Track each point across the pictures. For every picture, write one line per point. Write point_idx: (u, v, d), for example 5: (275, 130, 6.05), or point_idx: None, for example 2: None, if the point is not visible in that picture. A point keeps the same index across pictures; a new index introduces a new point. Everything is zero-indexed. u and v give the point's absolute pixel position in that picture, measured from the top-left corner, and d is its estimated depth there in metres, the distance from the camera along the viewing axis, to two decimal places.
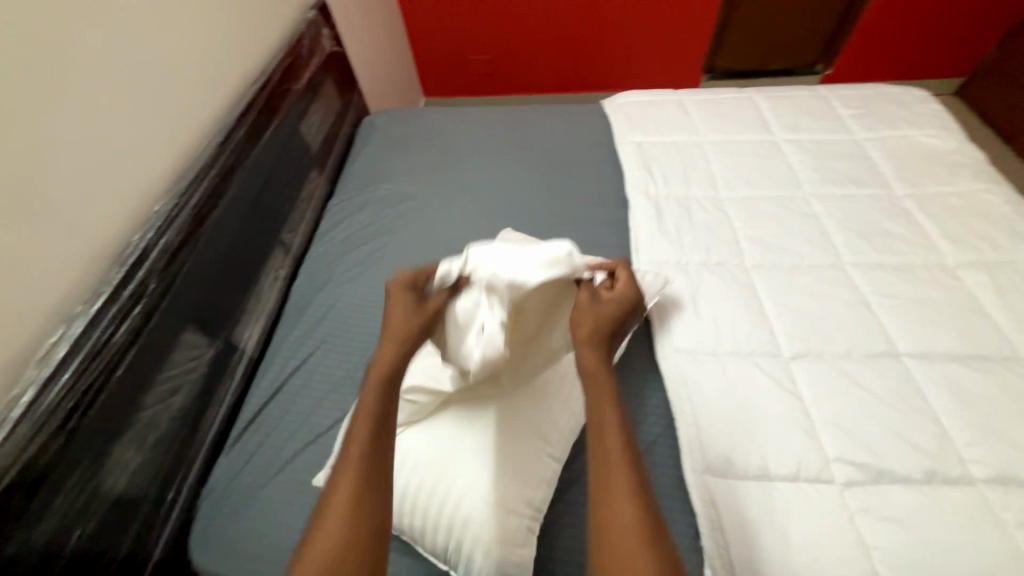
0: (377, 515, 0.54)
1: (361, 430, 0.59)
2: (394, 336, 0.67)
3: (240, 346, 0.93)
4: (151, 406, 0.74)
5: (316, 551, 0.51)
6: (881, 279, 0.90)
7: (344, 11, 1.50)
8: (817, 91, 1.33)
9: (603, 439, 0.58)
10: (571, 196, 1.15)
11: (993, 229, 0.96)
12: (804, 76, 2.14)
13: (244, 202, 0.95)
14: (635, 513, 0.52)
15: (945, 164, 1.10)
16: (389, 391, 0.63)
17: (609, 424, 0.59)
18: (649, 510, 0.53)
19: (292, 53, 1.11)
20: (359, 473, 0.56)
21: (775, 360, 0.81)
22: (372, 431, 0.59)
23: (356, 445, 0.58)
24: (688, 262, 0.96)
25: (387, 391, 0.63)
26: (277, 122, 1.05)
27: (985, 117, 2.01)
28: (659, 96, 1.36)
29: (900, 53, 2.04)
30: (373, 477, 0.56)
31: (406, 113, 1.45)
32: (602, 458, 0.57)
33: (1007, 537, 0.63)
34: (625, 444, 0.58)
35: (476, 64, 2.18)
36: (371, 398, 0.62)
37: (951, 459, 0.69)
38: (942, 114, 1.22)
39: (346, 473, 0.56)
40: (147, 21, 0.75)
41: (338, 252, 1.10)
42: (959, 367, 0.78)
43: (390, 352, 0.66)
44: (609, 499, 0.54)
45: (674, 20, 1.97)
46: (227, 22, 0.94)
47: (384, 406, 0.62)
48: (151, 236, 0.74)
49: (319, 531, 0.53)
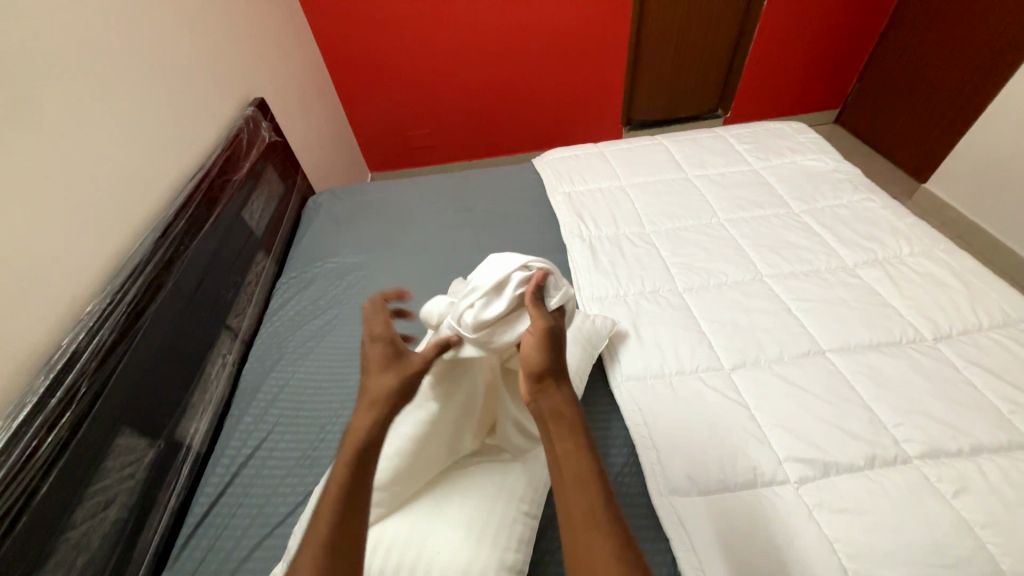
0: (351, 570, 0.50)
1: (339, 475, 0.54)
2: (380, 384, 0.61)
3: (185, 442, 0.88)
4: (81, 521, 0.68)
5: None
6: (795, 286, 1.00)
7: (283, 105, 1.60)
8: (715, 132, 1.52)
9: (568, 475, 0.54)
10: (513, 247, 1.23)
11: (878, 230, 1.10)
12: (708, 120, 2.46)
13: (185, 292, 0.94)
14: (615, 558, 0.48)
15: (829, 181, 1.27)
16: (375, 438, 0.57)
17: (575, 455, 0.55)
18: (630, 551, 0.48)
19: (231, 147, 1.16)
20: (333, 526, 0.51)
21: (718, 373, 0.86)
22: (348, 482, 0.54)
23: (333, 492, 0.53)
24: (626, 294, 1.03)
25: (371, 440, 0.57)
26: (217, 212, 1.07)
27: (863, 138, 2.34)
28: (581, 149, 1.50)
29: (782, 94, 2.38)
30: (345, 528, 0.51)
31: (350, 189, 1.52)
32: (566, 497, 0.53)
33: (949, 508, 0.67)
34: (597, 478, 0.54)
35: (416, 138, 2.34)
36: (358, 434, 0.57)
37: (886, 441, 0.74)
38: (818, 141, 1.42)
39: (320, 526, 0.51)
40: (78, 132, 0.79)
41: (288, 330, 1.09)
42: (874, 356, 0.86)
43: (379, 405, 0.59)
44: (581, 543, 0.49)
45: (588, 85, 2.23)
46: (161, 126, 0.99)
47: (368, 450, 0.56)
48: (83, 337, 0.72)
49: None
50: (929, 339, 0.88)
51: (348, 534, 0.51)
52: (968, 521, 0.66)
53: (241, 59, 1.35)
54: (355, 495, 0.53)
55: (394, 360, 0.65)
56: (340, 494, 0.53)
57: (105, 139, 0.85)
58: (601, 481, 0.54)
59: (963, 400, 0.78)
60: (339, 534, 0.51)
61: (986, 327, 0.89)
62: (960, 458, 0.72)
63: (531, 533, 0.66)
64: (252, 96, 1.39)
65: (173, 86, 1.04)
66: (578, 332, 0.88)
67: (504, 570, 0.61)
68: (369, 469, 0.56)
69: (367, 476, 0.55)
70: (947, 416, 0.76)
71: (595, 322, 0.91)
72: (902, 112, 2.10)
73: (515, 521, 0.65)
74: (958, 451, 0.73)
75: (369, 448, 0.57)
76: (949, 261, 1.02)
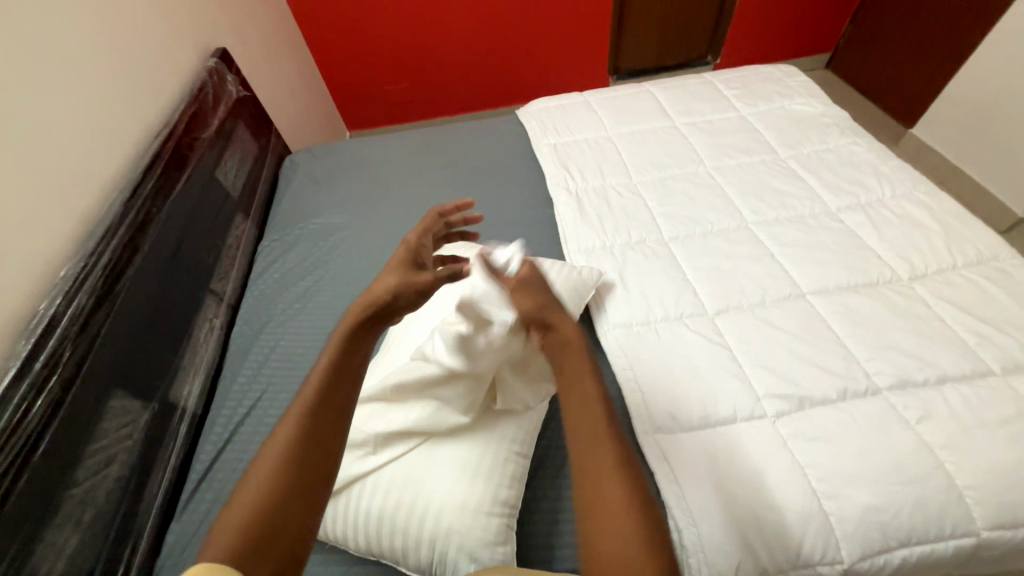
0: (321, 483, 0.50)
1: (308, 393, 0.54)
2: (373, 293, 0.62)
3: (180, 403, 0.89)
4: (84, 480, 0.70)
5: (229, 526, 0.46)
6: (779, 231, 1.01)
7: (249, 56, 1.50)
8: (703, 77, 1.47)
9: (580, 421, 0.55)
10: (499, 203, 1.21)
11: (862, 174, 1.10)
12: (697, 67, 2.37)
13: (164, 255, 0.92)
14: (628, 497, 0.50)
15: (816, 126, 1.25)
16: (345, 360, 0.57)
17: (590, 400, 0.56)
18: (641, 491, 0.50)
19: (197, 102, 1.10)
20: (299, 439, 0.51)
21: (702, 319, 0.89)
22: (318, 400, 0.53)
23: (300, 409, 0.52)
24: (613, 245, 1.03)
25: (342, 363, 0.57)
26: (189, 172, 1.03)
27: (853, 83, 2.29)
28: (566, 99, 1.45)
29: (773, 37, 2.29)
30: (314, 444, 0.51)
31: (328, 147, 1.46)
32: (582, 440, 0.54)
33: (912, 432, 0.72)
34: (610, 425, 0.54)
35: (394, 93, 2.23)
36: (331, 356, 0.57)
37: (858, 375, 0.78)
38: (807, 84, 1.38)
39: (282, 437, 0.51)
40: (31, 83, 0.73)
41: (275, 293, 1.08)
42: (852, 296, 0.88)
43: (352, 326, 0.59)
44: (599, 485, 0.51)
45: (572, 30, 2.11)
46: (120, 79, 0.93)
47: (340, 372, 0.56)
48: (60, 302, 0.71)
49: (238, 502, 0.47)
50: (905, 280, 0.91)
51: (317, 450, 0.51)
52: (930, 444, 0.71)
53: (199, 4, 1.25)
54: (326, 415, 0.53)
55: (408, 274, 0.65)
56: (307, 413, 0.52)
57: (61, 90, 0.79)
58: (614, 427, 0.55)
59: (933, 335, 0.82)
60: (305, 448, 0.50)
61: (959, 266, 0.92)
62: (926, 388, 0.77)
63: (523, 472, 0.69)
64: (214, 46, 1.29)
65: (129, 34, 0.97)
66: (565, 283, 0.88)
67: (498, 505, 0.65)
68: (346, 388, 0.55)
69: (341, 396, 0.55)
70: (917, 349, 0.80)
71: (581, 273, 0.92)
72: (894, 53, 2.05)
73: (507, 461, 0.68)
74: (925, 381, 0.77)
75: (340, 370, 0.56)
76: (929, 202, 1.03)
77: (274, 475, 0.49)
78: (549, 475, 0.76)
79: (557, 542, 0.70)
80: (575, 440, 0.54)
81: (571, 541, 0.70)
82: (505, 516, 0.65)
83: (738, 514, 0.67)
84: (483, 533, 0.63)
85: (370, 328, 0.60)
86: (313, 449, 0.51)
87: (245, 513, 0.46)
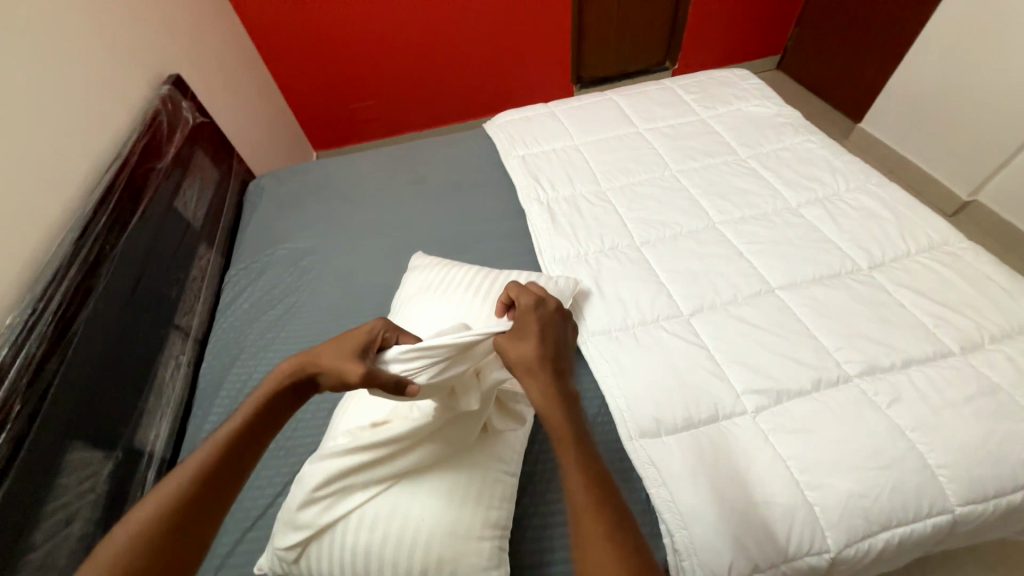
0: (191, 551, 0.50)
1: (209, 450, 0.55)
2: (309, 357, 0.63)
3: (147, 449, 0.84)
4: (42, 542, 0.65)
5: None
6: (745, 229, 1.04)
7: (204, 81, 1.45)
8: (662, 83, 1.52)
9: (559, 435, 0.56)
10: (471, 217, 1.20)
11: (818, 170, 1.15)
12: (656, 73, 2.45)
13: (122, 293, 0.88)
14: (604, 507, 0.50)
15: (772, 126, 1.30)
16: (258, 425, 0.59)
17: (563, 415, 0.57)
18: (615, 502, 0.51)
19: (151, 131, 1.06)
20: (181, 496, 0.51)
21: (678, 320, 0.90)
22: (212, 459, 0.54)
23: (195, 465, 0.54)
24: (587, 253, 1.04)
25: (253, 426, 0.58)
26: (145, 204, 0.99)
27: (803, 82, 2.40)
28: (532, 110, 1.47)
29: (726, 42, 2.39)
30: (194, 506, 0.52)
31: (293, 170, 1.43)
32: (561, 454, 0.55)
33: (884, 416, 0.75)
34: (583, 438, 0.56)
35: (360, 111, 2.21)
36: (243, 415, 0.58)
37: (830, 365, 0.81)
38: (761, 86, 1.44)
39: (166, 492, 0.51)
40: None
41: (244, 324, 1.04)
42: (818, 288, 0.92)
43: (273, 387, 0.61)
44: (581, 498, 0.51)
45: (533, 42, 2.15)
46: (65, 112, 0.89)
47: (246, 435, 0.57)
48: (6, 353, 0.66)
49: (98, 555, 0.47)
50: (865, 269, 0.95)
51: (198, 512, 0.52)
52: (901, 427, 0.74)
53: (150, 31, 1.21)
54: (218, 474, 0.54)
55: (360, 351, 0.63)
56: (198, 469, 0.53)
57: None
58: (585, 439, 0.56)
59: (895, 321, 0.85)
60: (187, 508, 0.51)
61: (914, 252, 0.97)
62: (893, 372, 0.80)
63: (512, 491, 0.69)
64: (167, 72, 1.25)
65: (75, 66, 0.93)
66: None
67: (489, 527, 0.64)
68: (246, 450, 0.57)
69: (238, 457, 0.56)
70: (882, 336, 0.83)
71: (558, 283, 0.92)
72: (838, 53, 2.16)
73: (495, 481, 0.67)
74: (891, 366, 0.80)
75: (245, 430, 0.58)
76: (881, 193, 1.08)
77: (140, 536, 0.48)
78: (537, 491, 0.75)
79: (552, 558, 0.69)
80: (562, 460, 0.54)
81: (565, 556, 0.69)
82: (498, 539, 0.64)
83: (726, 513, 0.68)
84: (474, 557, 0.61)
85: (293, 394, 0.62)
86: (192, 518, 0.51)
87: (109, 562, 0.46)
